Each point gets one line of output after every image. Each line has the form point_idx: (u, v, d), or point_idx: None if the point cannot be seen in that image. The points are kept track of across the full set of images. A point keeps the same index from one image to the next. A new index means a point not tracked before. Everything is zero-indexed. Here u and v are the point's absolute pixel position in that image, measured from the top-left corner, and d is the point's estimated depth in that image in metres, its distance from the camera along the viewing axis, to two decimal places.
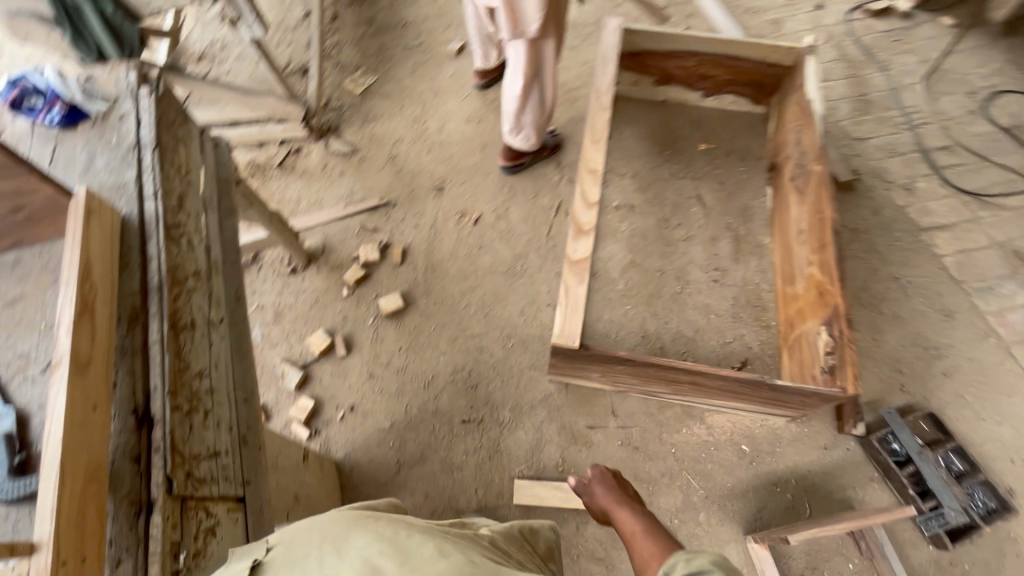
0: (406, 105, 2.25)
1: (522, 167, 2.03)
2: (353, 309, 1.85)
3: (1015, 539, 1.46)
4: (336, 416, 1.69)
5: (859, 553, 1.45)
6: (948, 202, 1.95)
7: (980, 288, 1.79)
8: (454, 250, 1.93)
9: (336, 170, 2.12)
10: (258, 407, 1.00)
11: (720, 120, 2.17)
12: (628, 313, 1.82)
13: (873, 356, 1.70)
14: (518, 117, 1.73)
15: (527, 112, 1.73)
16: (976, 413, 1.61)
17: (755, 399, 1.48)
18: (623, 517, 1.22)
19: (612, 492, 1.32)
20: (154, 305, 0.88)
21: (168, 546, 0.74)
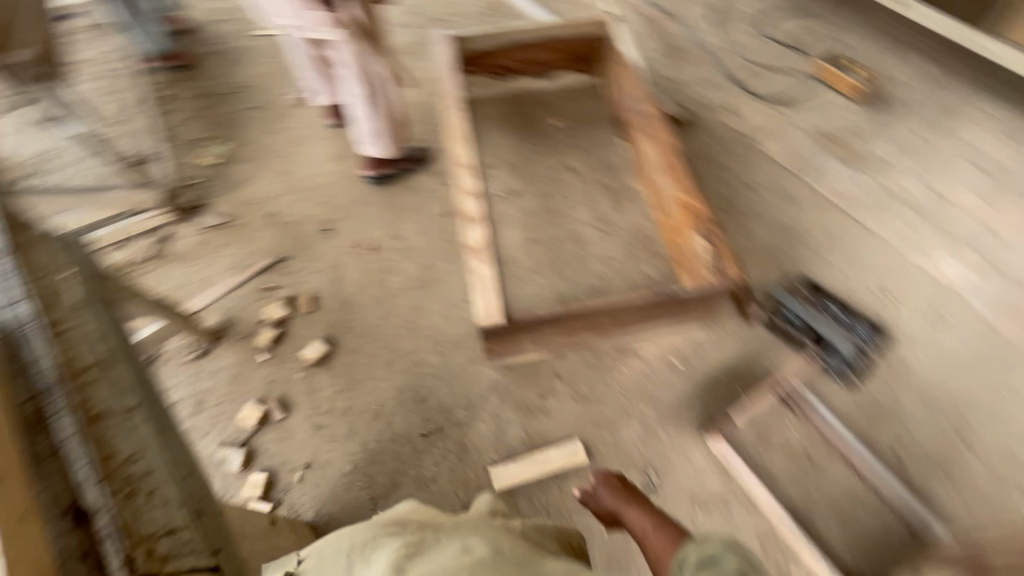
0: (268, 162, 2.23)
1: (388, 178, 2.13)
2: (277, 370, 1.79)
3: (899, 356, 1.74)
4: (294, 479, 1.62)
5: (794, 415, 1.65)
6: (763, 112, 2.30)
7: (808, 171, 2.13)
8: (362, 282, 1.95)
9: (215, 243, 2.04)
10: (204, 480, 0.95)
11: (563, 96, 2.39)
12: (542, 284, 1.93)
13: (749, 251, 1.96)
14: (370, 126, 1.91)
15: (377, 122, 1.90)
16: (839, 269, 1.91)
17: (667, 316, 1.67)
18: (632, 517, 1.26)
19: (618, 495, 1.33)
20: (57, 405, 0.86)
21: None
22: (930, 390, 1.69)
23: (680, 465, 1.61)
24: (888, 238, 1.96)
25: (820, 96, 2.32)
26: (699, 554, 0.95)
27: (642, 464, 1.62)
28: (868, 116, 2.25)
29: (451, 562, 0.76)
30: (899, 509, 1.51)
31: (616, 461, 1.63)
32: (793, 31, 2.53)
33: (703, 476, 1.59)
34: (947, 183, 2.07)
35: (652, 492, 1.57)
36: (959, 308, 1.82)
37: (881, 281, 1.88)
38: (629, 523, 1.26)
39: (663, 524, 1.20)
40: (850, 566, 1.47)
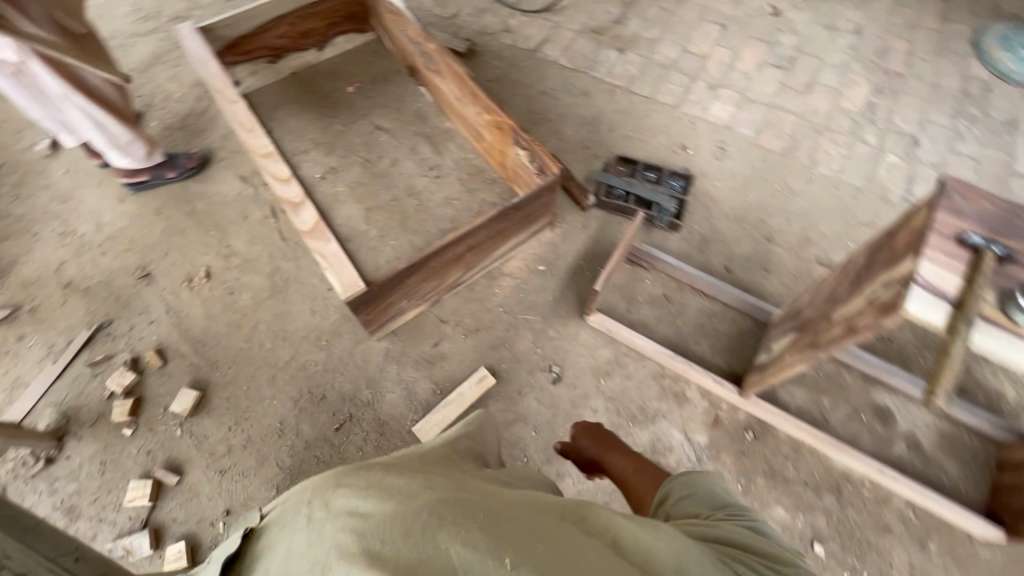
0: (41, 229, 1.91)
1: (148, 184, 1.96)
2: (151, 436, 1.61)
3: (706, 193, 2.06)
4: (218, 531, 1.51)
5: (646, 270, 1.90)
6: (535, 24, 2.45)
7: (589, 65, 2.34)
8: (210, 312, 1.79)
9: (14, 339, 1.74)
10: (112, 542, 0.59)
11: (347, 60, 2.32)
12: (396, 245, 1.93)
13: (566, 150, 2.14)
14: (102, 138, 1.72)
15: (108, 133, 1.72)
16: (641, 139, 2.17)
17: (516, 228, 1.79)
18: (612, 462, 1.33)
19: (596, 442, 1.41)
20: None
21: None
22: (735, 210, 2.03)
23: (575, 349, 1.77)
24: (668, 101, 2.26)
25: None
26: (685, 489, 1.01)
27: (543, 363, 1.76)
28: (620, 4, 2.52)
29: (420, 501, 0.66)
30: (743, 309, 1.83)
31: (522, 370, 1.74)
32: None
33: (595, 350, 1.78)
34: (695, 41, 2.42)
35: (560, 382, 1.73)
36: (735, 139, 2.18)
37: (674, 138, 2.18)
38: (608, 467, 1.34)
39: (642, 467, 1.27)
40: (726, 366, 1.76)
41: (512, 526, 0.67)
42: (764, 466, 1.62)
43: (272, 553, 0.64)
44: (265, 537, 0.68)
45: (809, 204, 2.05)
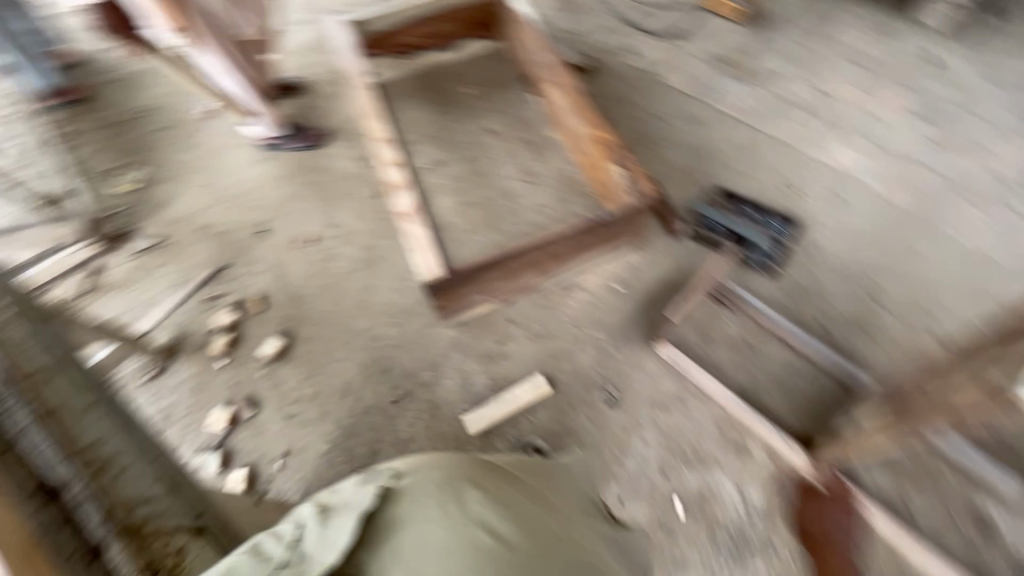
0: (189, 177, 2.22)
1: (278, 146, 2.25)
2: (239, 371, 1.80)
3: (813, 241, 1.91)
4: (275, 469, 1.65)
5: (730, 310, 1.80)
6: (661, 44, 2.45)
7: (710, 92, 2.28)
8: (307, 273, 1.97)
9: (151, 266, 2.02)
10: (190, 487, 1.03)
11: (472, 61, 2.47)
12: (481, 242, 2.01)
13: (667, 175, 2.10)
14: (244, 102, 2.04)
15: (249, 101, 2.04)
16: (750, 175, 2.07)
17: (599, 244, 1.79)
18: (824, 557, 1.46)
19: (806, 511, 1.52)
20: (11, 401, 0.85)
21: (140, 565, 0.80)
22: (843, 265, 1.87)
23: (637, 376, 1.72)
24: (788, 138, 2.14)
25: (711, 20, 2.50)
26: None
27: (601, 382, 1.72)
28: (758, 32, 2.43)
29: (528, 535, 0.90)
30: (831, 371, 1.69)
31: (579, 385, 1.73)
32: None
33: (658, 382, 1.71)
34: (831, 77, 2.28)
35: (615, 405, 1.69)
36: (858, 189, 2.01)
37: (788, 178, 2.05)
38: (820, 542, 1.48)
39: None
40: (797, 428, 1.64)
41: (581, 564, 0.93)
42: (826, 546, 1.46)
43: (407, 527, 0.87)
44: (400, 506, 0.90)
45: (935, 273, 1.84)
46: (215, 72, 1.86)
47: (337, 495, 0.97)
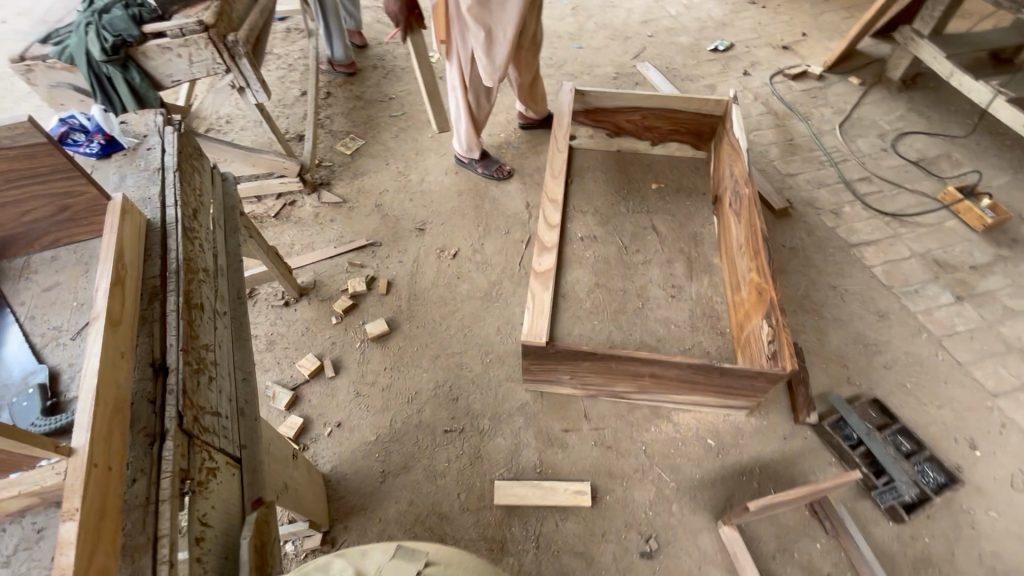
0: (390, 162, 2.57)
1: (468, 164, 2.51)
2: (342, 334, 1.98)
3: (968, 511, 1.56)
4: (324, 432, 1.76)
5: (825, 533, 1.54)
6: (872, 222, 2.27)
7: (907, 292, 2.04)
8: (435, 280, 2.13)
9: (327, 218, 2.35)
10: (254, 419, 1.11)
11: (669, 164, 2.54)
12: (595, 327, 1.98)
13: (819, 353, 1.89)
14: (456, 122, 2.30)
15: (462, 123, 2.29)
16: (917, 398, 1.77)
17: (708, 390, 1.63)
18: None
19: None
20: (172, 285, 1.03)
21: (177, 471, 0.82)
22: (997, 559, 1.49)
23: (686, 543, 1.54)
24: (983, 381, 1.81)
25: (941, 221, 2.25)
26: None
27: (645, 527, 1.56)
28: (993, 253, 2.14)
29: None
30: None
31: (622, 516, 1.59)
32: (925, 152, 2.53)
33: (706, 562, 1.51)
34: None
35: (649, 560, 1.51)
36: None
37: (965, 425, 1.72)
38: None
39: None
40: None
41: None
42: None
43: None
44: None
45: None
46: (454, 87, 2.15)
47: (367, 558, 0.77)
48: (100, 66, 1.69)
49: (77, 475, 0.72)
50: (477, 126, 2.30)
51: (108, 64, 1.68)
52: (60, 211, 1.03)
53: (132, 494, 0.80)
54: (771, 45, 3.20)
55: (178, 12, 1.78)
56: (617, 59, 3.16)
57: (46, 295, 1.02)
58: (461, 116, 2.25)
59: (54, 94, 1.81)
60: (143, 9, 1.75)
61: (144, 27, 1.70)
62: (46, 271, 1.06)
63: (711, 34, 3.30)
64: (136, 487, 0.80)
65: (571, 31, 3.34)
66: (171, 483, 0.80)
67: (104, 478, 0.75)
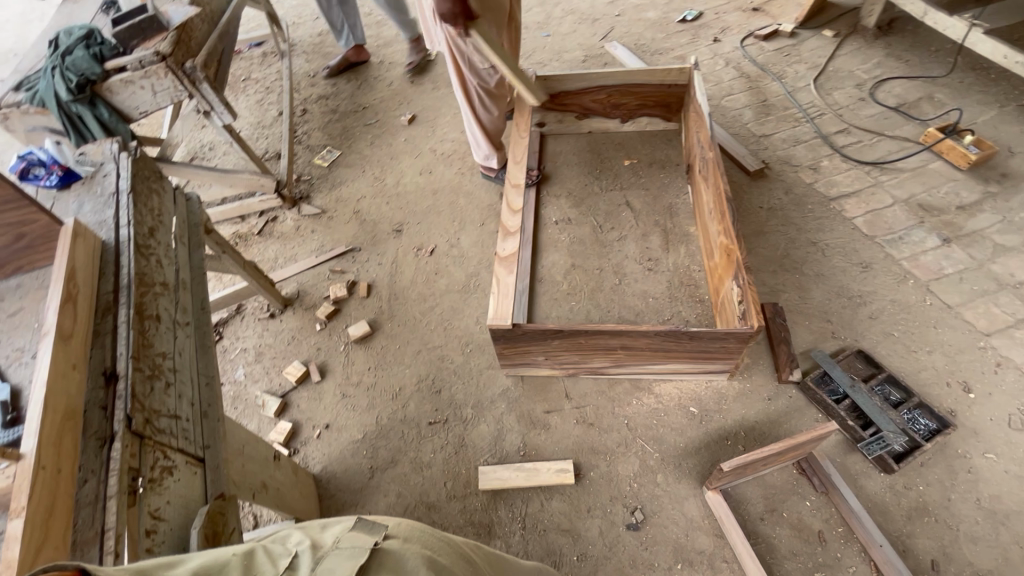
0: (367, 169, 2.62)
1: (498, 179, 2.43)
2: (326, 339, 2.03)
3: (964, 456, 1.51)
4: (313, 434, 1.81)
5: (814, 490, 1.52)
6: (852, 173, 2.21)
7: (891, 240, 1.98)
8: (414, 278, 2.16)
9: (308, 229, 2.41)
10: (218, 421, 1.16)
11: (641, 139, 2.51)
12: (574, 308, 1.99)
13: (802, 311, 1.85)
14: (473, 135, 2.23)
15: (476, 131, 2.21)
16: (906, 346, 1.73)
17: (683, 356, 1.61)
18: None
19: None
20: (124, 298, 1.08)
21: (126, 468, 0.87)
22: (998, 502, 1.44)
23: (672, 511, 1.53)
24: (975, 321, 1.75)
25: (925, 163, 2.19)
26: None
27: (630, 500, 1.56)
28: (981, 190, 2.06)
29: None
30: None
31: (607, 491, 1.59)
32: (906, 96, 2.45)
33: (693, 529, 1.50)
34: None
35: (635, 531, 1.51)
36: None
37: (957, 369, 1.66)
38: None
39: None
40: None
41: None
42: None
43: None
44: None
45: None
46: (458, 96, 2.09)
47: (325, 533, 0.71)
48: (69, 105, 1.78)
49: (25, 477, 0.77)
50: (493, 135, 2.24)
51: (75, 103, 1.77)
52: (18, 240, 1.09)
53: (83, 494, 0.84)
54: (741, 8, 3.14)
55: (137, 46, 1.86)
56: (586, 41, 3.15)
57: (12, 319, 1.09)
58: (472, 125, 2.19)
59: (31, 137, 1.90)
60: (103, 48, 1.84)
61: (105, 63, 1.78)
62: (11, 297, 1.13)
63: (680, 5, 3.26)
64: (86, 487, 0.85)
65: (538, 20, 3.35)
66: (119, 480, 0.85)
67: (51, 480, 0.80)
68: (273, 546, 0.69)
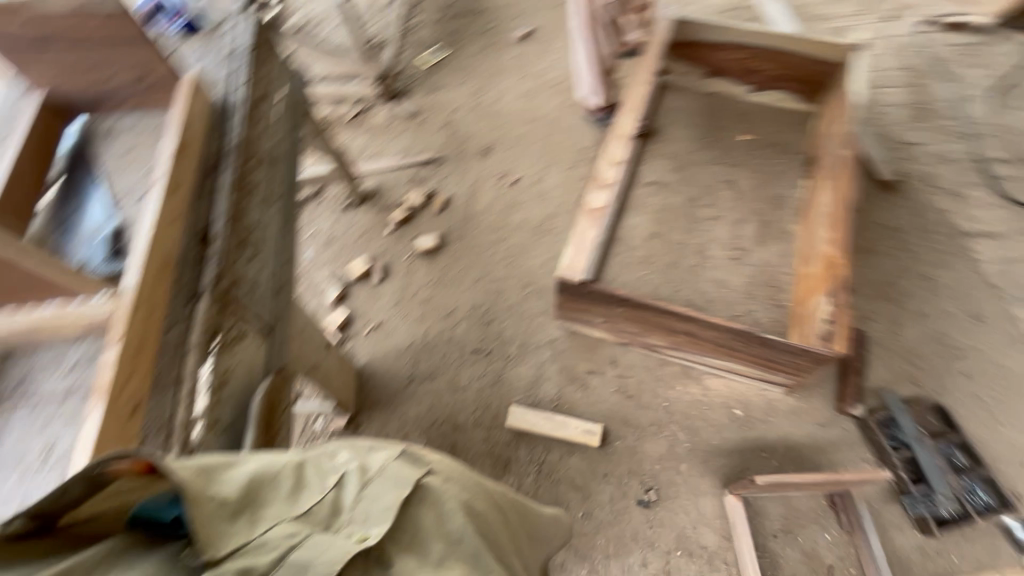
0: (468, 79, 2.50)
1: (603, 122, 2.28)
2: (394, 243, 2.06)
3: (1012, 542, 1.42)
4: (363, 330, 1.88)
5: (838, 526, 1.47)
6: (999, 212, 1.94)
7: (1019, 298, 1.76)
8: (491, 205, 2.12)
9: (398, 129, 2.38)
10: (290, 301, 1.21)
11: (766, 114, 2.27)
12: (644, 278, 1.86)
13: (888, 347, 1.70)
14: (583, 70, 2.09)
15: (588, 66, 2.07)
16: (991, 415, 1.59)
17: (747, 358, 1.54)
18: None
19: None
20: (229, 163, 1.12)
21: (207, 327, 0.93)
22: None
23: (686, 501, 1.54)
24: None
25: None
26: None
27: (647, 479, 1.57)
28: None
29: None
30: None
31: (627, 464, 1.60)
32: None
33: (702, 524, 1.51)
34: None
35: (644, 509, 1.53)
36: None
37: None
38: None
39: None
40: None
41: None
42: None
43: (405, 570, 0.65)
44: (419, 513, 0.71)
45: None
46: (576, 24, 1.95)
47: (372, 457, 0.74)
48: None
49: (122, 315, 0.84)
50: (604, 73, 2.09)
51: None
52: (141, 80, 1.12)
53: (168, 339, 0.90)
54: None
55: None
56: None
57: (124, 155, 1.14)
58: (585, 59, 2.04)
59: None
60: None
61: None
62: (125, 132, 1.16)
63: None
64: (172, 333, 0.91)
65: None
66: (201, 335, 0.92)
67: (144, 320, 0.86)
68: (323, 456, 0.72)
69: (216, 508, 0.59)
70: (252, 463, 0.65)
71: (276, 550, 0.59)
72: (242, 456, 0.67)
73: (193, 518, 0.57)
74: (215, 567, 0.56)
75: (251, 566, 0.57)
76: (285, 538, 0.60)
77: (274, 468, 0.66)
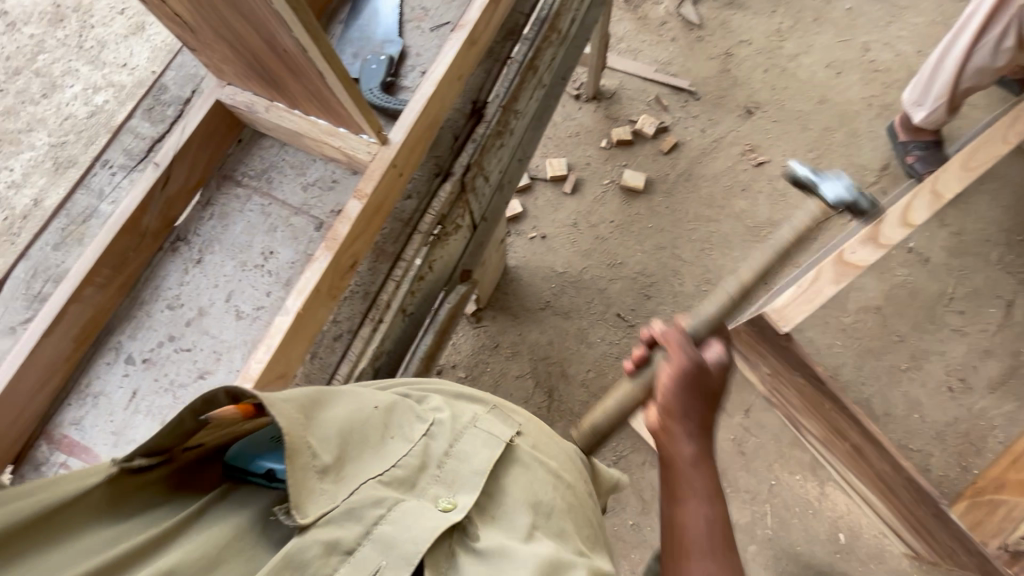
0: (779, 11, 2.02)
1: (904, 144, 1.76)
2: (600, 161, 1.87)
3: None
4: (528, 234, 1.80)
5: None
6: None
7: None
8: (719, 175, 1.83)
9: (669, 33, 2.02)
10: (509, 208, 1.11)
11: None
12: (833, 348, 1.59)
13: None
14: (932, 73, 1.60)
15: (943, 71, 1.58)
16: None
17: (895, 508, 1.33)
18: None
19: None
20: (528, 34, 0.99)
21: (439, 213, 0.88)
22: None
23: None
24: None
25: None
26: None
27: None
28: None
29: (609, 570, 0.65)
30: None
31: None
32: None
33: None
34: None
35: None
36: None
37: None
38: None
39: None
40: None
41: None
42: None
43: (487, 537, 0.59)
44: (500, 469, 0.66)
45: None
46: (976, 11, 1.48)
47: (464, 405, 0.72)
48: None
49: (381, 166, 0.78)
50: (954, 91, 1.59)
51: None
52: None
53: (402, 207, 0.90)
54: None
55: None
56: None
57: None
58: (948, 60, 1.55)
59: None
60: None
61: None
62: None
63: None
64: (407, 204, 0.90)
65: None
66: (432, 219, 0.86)
67: (394, 180, 0.81)
68: (406, 400, 0.69)
69: (308, 461, 0.55)
70: (342, 404, 0.61)
71: (364, 520, 0.54)
72: (337, 388, 0.64)
73: (287, 473, 0.53)
74: (305, 530, 0.52)
75: (340, 536, 0.53)
76: (372, 505, 0.55)
77: (362, 414, 0.62)
